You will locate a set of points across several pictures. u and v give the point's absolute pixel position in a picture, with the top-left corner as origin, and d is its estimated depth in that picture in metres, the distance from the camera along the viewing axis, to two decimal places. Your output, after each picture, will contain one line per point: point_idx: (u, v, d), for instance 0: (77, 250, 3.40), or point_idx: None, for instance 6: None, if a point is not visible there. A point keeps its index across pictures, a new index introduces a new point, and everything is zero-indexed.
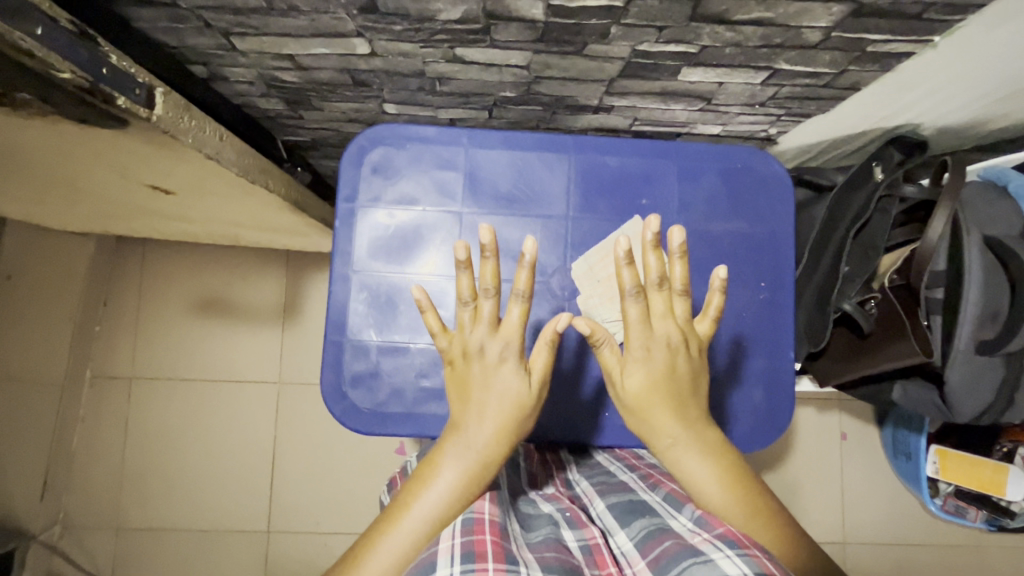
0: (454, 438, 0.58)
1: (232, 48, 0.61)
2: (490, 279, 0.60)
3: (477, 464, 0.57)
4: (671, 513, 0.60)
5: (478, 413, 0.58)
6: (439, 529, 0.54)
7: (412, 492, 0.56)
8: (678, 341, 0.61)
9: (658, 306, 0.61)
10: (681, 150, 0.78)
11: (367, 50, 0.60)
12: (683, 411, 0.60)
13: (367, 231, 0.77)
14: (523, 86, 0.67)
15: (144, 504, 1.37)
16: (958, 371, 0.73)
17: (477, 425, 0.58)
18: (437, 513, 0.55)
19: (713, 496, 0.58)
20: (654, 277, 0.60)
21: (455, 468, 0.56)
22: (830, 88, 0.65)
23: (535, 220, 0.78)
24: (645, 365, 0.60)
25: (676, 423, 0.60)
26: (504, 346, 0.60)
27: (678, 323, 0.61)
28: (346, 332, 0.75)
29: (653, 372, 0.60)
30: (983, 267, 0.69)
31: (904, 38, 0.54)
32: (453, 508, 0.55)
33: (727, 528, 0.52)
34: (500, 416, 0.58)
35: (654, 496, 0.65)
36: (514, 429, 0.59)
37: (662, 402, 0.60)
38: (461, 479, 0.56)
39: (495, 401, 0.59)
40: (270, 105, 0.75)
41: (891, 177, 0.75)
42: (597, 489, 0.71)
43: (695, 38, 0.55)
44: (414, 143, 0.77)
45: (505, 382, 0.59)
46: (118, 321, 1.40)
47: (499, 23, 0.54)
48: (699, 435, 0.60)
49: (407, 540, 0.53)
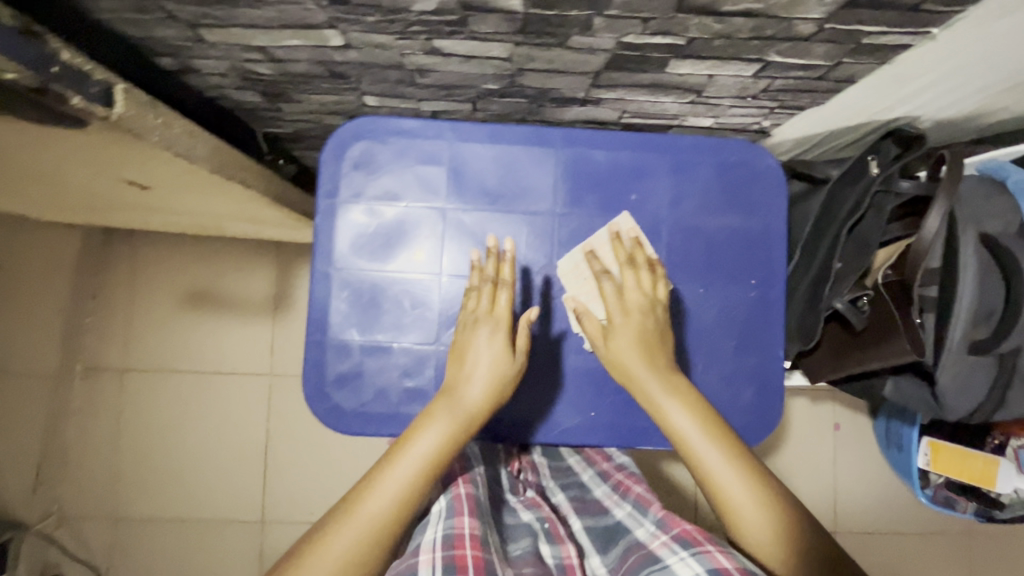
0: (446, 394, 0.62)
1: (199, 40, 0.58)
2: (491, 271, 0.69)
3: (468, 413, 0.60)
4: (637, 521, 0.60)
5: (470, 370, 0.63)
6: (433, 469, 0.57)
7: (407, 438, 0.58)
8: (648, 305, 0.67)
9: (632, 276, 0.69)
10: (672, 143, 0.76)
11: (341, 42, 0.58)
12: (661, 365, 0.63)
13: (348, 226, 0.75)
14: (506, 79, 0.64)
15: (141, 496, 1.38)
16: (953, 369, 0.71)
17: (467, 384, 0.62)
18: (431, 455, 0.57)
19: (692, 437, 0.59)
20: (625, 254, 0.70)
21: (447, 416, 0.59)
22: (823, 81, 0.63)
23: (520, 217, 0.76)
24: (622, 327, 0.65)
25: (650, 370, 0.63)
26: (496, 321, 0.66)
27: (649, 292, 0.68)
28: (328, 331, 0.74)
29: (631, 332, 0.65)
30: (978, 267, 0.68)
31: (901, 30, 0.51)
32: (446, 452, 0.58)
33: (682, 528, 0.54)
34: (489, 376, 0.62)
35: (622, 509, 0.64)
36: (503, 389, 0.63)
37: (638, 355, 0.64)
38: (451, 425, 0.59)
39: (488, 361, 0.63)
40: (247, 97, 0.73)
41: (887, 172, 0.72)
42: (572, 504, 0.69)
43: (682, 30, 0.53)
44: (397, 137, 0.75)
45: (496, 346, 0.64)
46: (108, 314, 1.39)
47: (476, 14, 0.51)
48: (674, 383, 0.62)
49: (404, 479, 0.55)
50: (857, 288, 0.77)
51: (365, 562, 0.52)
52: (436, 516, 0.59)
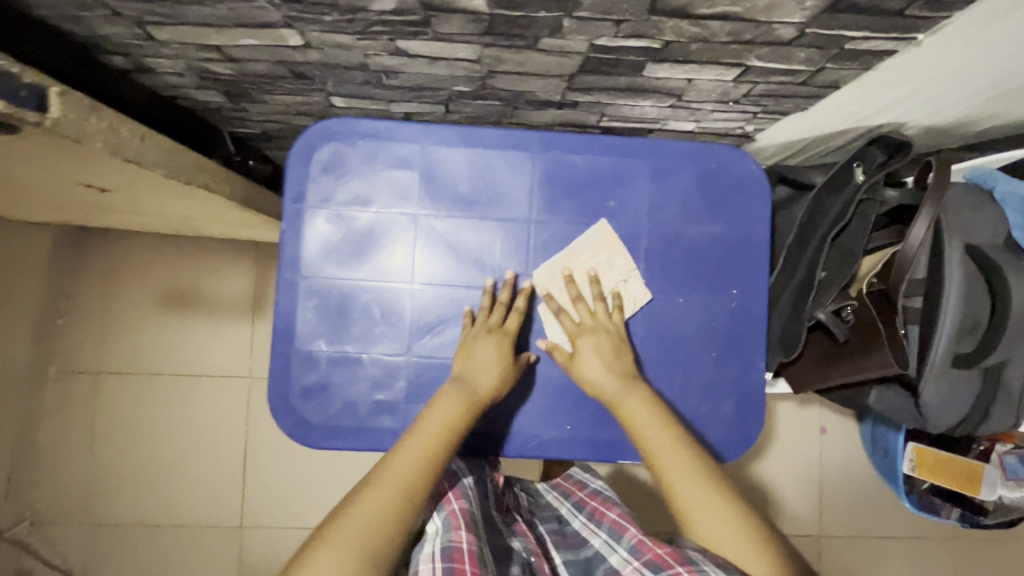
0: (455, 383, 0.66)
1: (149, 38, 0.55)
2: (506, 296, 0.71)
3: (479, 393, 0.65)
4: (612, 548, 0.62)
5: (476, 367, 0.67)
6: (452, 436, 0.61)
7: (422, 415, 0.62)
8: (604, 328, 0.69)
9: (583, 308, 0.70)
10: (653, 148, 0.73)
11: (300, 42, 0.54)
12: (629, 374, 0.66)
13: (315, 231, 0.72)
14: (478, 81, 0.62)
15: (116, 501, 1.35)
16: (936, 381, 0.69)
17: (478, 372, 0.67)
18: (449, 425, 0.61)
19: (654, 439, 0.61)
20: (573, 291, 0.71)
21: (460, 395, 0.64)
22: (806, 86, 0.60)
23: (495, 224, 0.73)
24: (584, 344, 0.68)
25: (617, 378, 0.65)
26: (505, 333, 0.69)
27: (603, 320, 0.70)
28: (294, 342, 0.71)
29: (593, 349, 0.67)
30: (964, 278, 0.66)
31: (885, 36, 0.49)
32: (463, 422, 0.62)
33: (654, 553, 0.56)
34: (495, 369, 0.67)
35: (598, 539, 0.65)
36: (508, 382, 0.68)
37: (598, 362, 0.66)
38: (465, 401, 0.64)
39: (495, 363, 0.67)
40: (208, 97, 0.69)
41: (872, 179, 0.70)
42: (552, 538, 0.69)
43: (657, 33, 0.50)
44: (367, 139, 0.72)
45: (502, 352, 0.68)
46: (81, 315, 1.35)
47: (438, 14, 0.48)
48: (641, 388, 0.65)
49: (426, 446, 0.59)
50: (840, 297, 0.73)
51: (398, 521, 0.53)
52: (432, 532, 0.60)
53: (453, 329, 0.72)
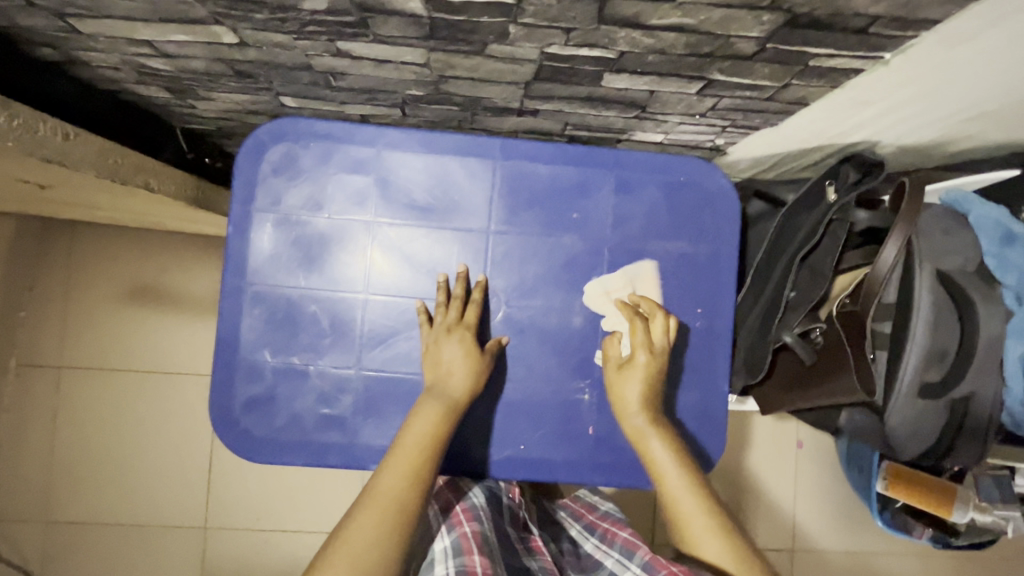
0: (430, 393, 0.63)
1: (74, 30, 0.51)
2: (459, 290, 0.69)
3: (455, 394, 0.63)
4: (624, 565, 0.62)
5: (447, 370, 0.64)
6: (436, 447, 0.59)
7: (406, 425, 0.61)
8: (648, 352, 0.66)
9: (636, 328, 0.68)
10: (619, 159, 0.71)
11: (234, 40, 0.51)
12: (654, 413, 0.65)
13: (264, 235, 0.69)
14: (430, 85, 0.58)
15: (77, 499, 1.31)
16: (900, 411, 0.66)
17: (449, 375, 0.64)
18: (434, 432, 0.60)
19: (672, 484, 0.61)
20: (635, 310, 0.69)
21: (436, 403, 0.62)
22: (774, 102, 0.57)
23: (452, 233, 0.70)
24: (619, 374, 0.67)
25: (642, 413, 0.65)
26: (465, 326, 0.67)
27: (651, 344, 0.67)
28: (238, 351, 0.68)
29: (645, 373, 0.66)
30: (932, 305, 0.63)
31: (850, 54, 0.46)
32: (445, 431, 0.61)
33: (669, 571, 0.54)
34: (463, 361, 0.64)
35: (611, 559, 0.65)
36: (484, 375, 0.65)
37: (637, 385, 0.65)
38: (443, 408, 0.62)
39: (464, 361, 0.64)
40: (152, 92, 0.66)
41: (844, 199, 0.67)
42: (566, 559, 0.70)
43: (609, 43, 0.47)
44: (321, 141, 0.69)
45: (468, 349, 0.65)
46: (46, 309, 1.30)
47: (375, 16, 0.45)
48: (663, 426, 0.65)
49: (409, 460, 0.58)
50: (808, 319, 0.71)
51: (392, 541, 0.53)
52: (442, 554, 0.61)
53: (405, 341, 0.70)
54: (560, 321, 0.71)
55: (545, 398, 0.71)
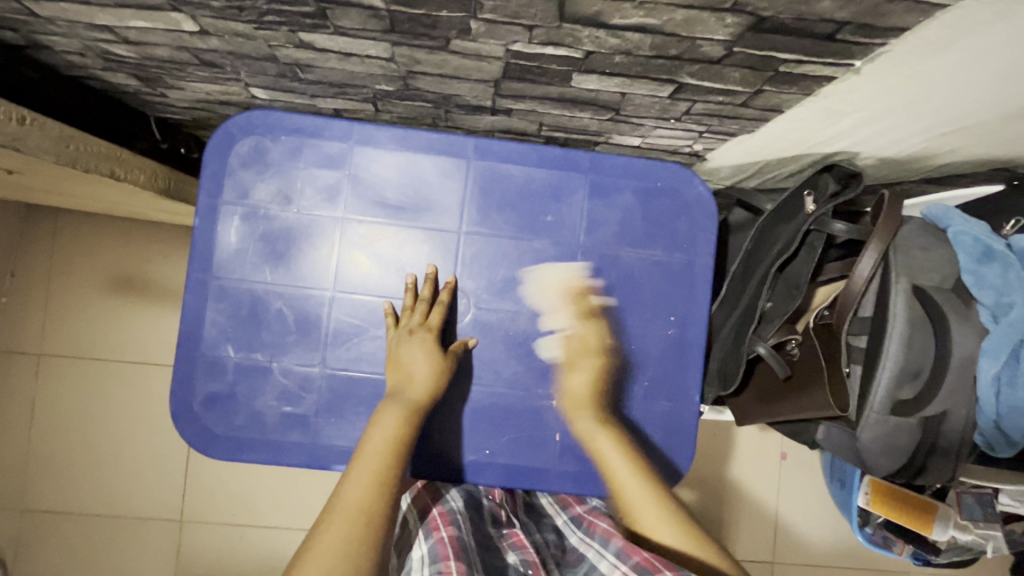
0: (392, 398, 0.63)
1: (31, 13, 0.50)
2: (427, 292, 0.68)
3: (416, 397, 0.63)
4: (601, 556, 0.61)
5: (409, 371, 0.64)
6: (399, 449, 0.59)
7: (368, 432, 0.60)
8: (597, 354, 0.70)
9: (581, 330, 0.70)
10: (595, 162, 0.70)
11: (195, 28, 0.50)
12: (603, 414, 0.70)
13: (231, 229, 0.68)
14: (399, 81, 0.57)
15: (50, 488, 1.27)
16: (872, 428, 0.64)
17: (411, 382, 0.64)
18: (397, 437, 0.59)
19: (621, 476, 0.65)
20: (581, 308, 0.70)
21: (396, 406, 0.62)
22: (748, 108, 0.56)
23: (423, 232, 0.69)
24: (568, 372, 0.70)
25: (591, 414, 0.69)
26: (427, 328, 0.66)
27: (605, 349, 0.70)
28: (201, 345, 0.67)
29: (593, 373, 0.70)
30: (907, 321, 0.62)
31: (819, 61, 0.45)
32: (406, 434, 0.60)
33: (642, 557, 0.56)
34: (427, 365, 0.64)
35: (592, 550, 0.63)
36: (445, 376, 0.65)
37: (586, 386, 0.69)
38: (404, 411, 0.61)
39: (426, 361, 0.64)
40: (120, 80, 0.65)
41: (821, 210, 0.66)
42: (551, 551, 0.67)
43: (574, 42, 0.46)
44: (292, 135, 0.67)
45: (431, 351, 0.65)
46: (24, 297, 1.27)
47: (333, 8, 0.44)
48: (611, 424, 0.69)
49: (374, 466, 0.56)
50: (784, 331, 0.70)
51: (363, 550, 0.51)
52: (420, 563, 0.57)
53: (370, 341, 0.68)
54: (529, 325, 0.70)
55: (512, 402, 0.70)
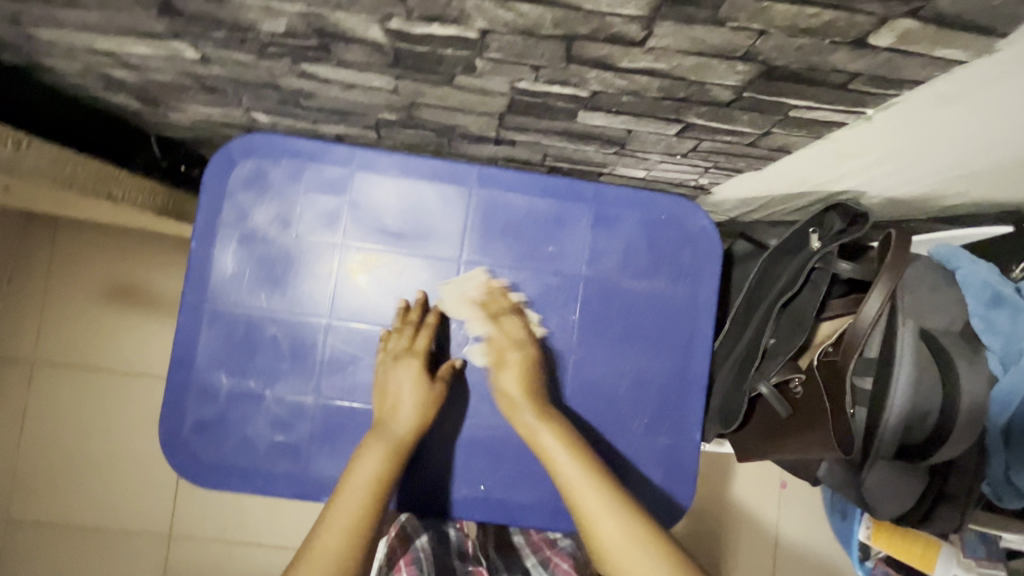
0: (375, 429, 0.61)
1: (31, 37, 0.50)
2: (415, 316, 0.67)
3: (402, 433, 0.61)
4: None
5: (394, 402, 0.63)
6: (380, 492, 0.56)
7: (350, 469, 0.57)
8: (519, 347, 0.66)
9: (506, 323, 0.67)
10: (598, 193, 0.69)
11: (197, 56, 0.49)
12: (541, 401, 0.63)
13: (226, 253, 0.67)
14: (402, 111, 0.56)
15: (35, 499, 1.25)
16: (878, 474, 0.64)
17: (397, 416, 0.62)
18: (382, 475, 0.57)
19: (567, 474, 0.57)
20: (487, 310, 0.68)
21: (379, 444, 0.59)
22: (756, 148, 0.55)
23: (423, 260, 0.69)
24: (501, 364, 0.65)
25: (531, 408, 0.62)
26: (414, 353, 0.65)
27: (519, 340, 0.66)
28: (193, 371, 0.66)
29: (520, 365, 0.65)
30: (914, 364, 0.60)
31: (830, 108, 0.44)
32: (389, 475, 0.57)
33: None
34: (415, 398, 0.62)
35: None
36: (432, 408, 0.63)
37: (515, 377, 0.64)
38: (388, 449, 0.59)
39: (411, 392, 0.63)
40: (121, 100, 0.64)
41: (827, 247, 0.66)
42: None
43: (581, 82, 0.45)
44: (293, 159, 0.67)
45: (418, 377, 0.63)
46: (19, 305, 1.25)
47: (336, 42, 0.43)
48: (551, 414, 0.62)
49: (352, 512, 0.54)
50: (787, 369, 0.69)
51: None
52: None
53: (365, 370, 0.67)
54: None
55: (509, 436, 0.68)
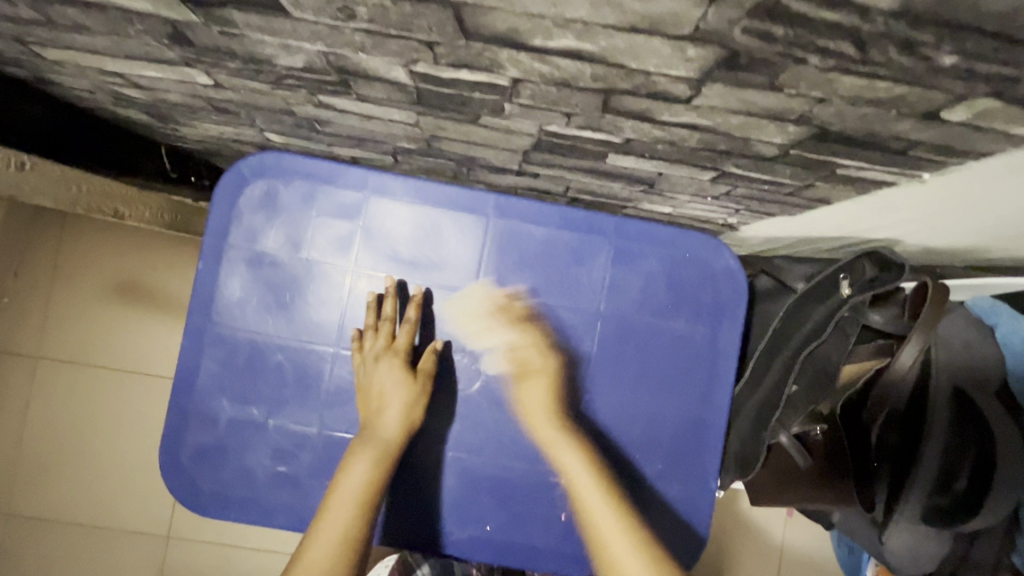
0: (361, 434, 0.60)
1: (37, 55, 0.47)
2: (389, 311, 0.65)
3: (388, 436, 0.60)
4: None
5: (380, 405, 0.61)
6: (371, 499, 0.54)
7: (339, 478, 0.56)
8: (546, 361, 0.66)
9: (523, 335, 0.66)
10: (621, 228, 0.66)
11: (209, 81, 0.47)
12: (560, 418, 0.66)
13: (234, 276, 0.65)
14: (422, 142, 0.54)
15: (35, 493, 1.21)
16: (902, 536, 0.63)
17: (383, 417, 0.61)
18: (370, 481, 0.56)
19: (594, 515, 0.57)
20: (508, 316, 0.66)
21: (367, 449, 0.58)
22: (793, 197, 0.52)
23: (435, 291, 0.66)
24: (520, 387, 0.66)
25: (550, 422, 0.66)
26: (394, 351, 0.63)
27: (547, 362, 0.66)
28: (195, 396, 0.64)
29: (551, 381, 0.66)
30: (949, 427, 0.59)
31: (882, 169, 0.41)
32: (380, 481, 0.56)
33: None
34: (398, 394, 0.61)
35: None
36: (418, 406, 0.62)
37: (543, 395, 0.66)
38: (376, 454, 0.58)
39: (396, 390, 0.62)
40: (130, 114, 0.62)
41: (859, 297, 0.61)
42: None
43: (615, 130, 0.42)
44: (306, 181, 0.64)
45: (401, 375, 0.62)
46: (23, 301, 1.19)
47: (357, 80, 0.41)
48: (571, 431, 0.65)
49: (343, 519, 0.52)
50: (808, 419, 0.65)
51: None
52: None
53: None
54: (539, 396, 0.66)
55: (515, 477, 0.66)
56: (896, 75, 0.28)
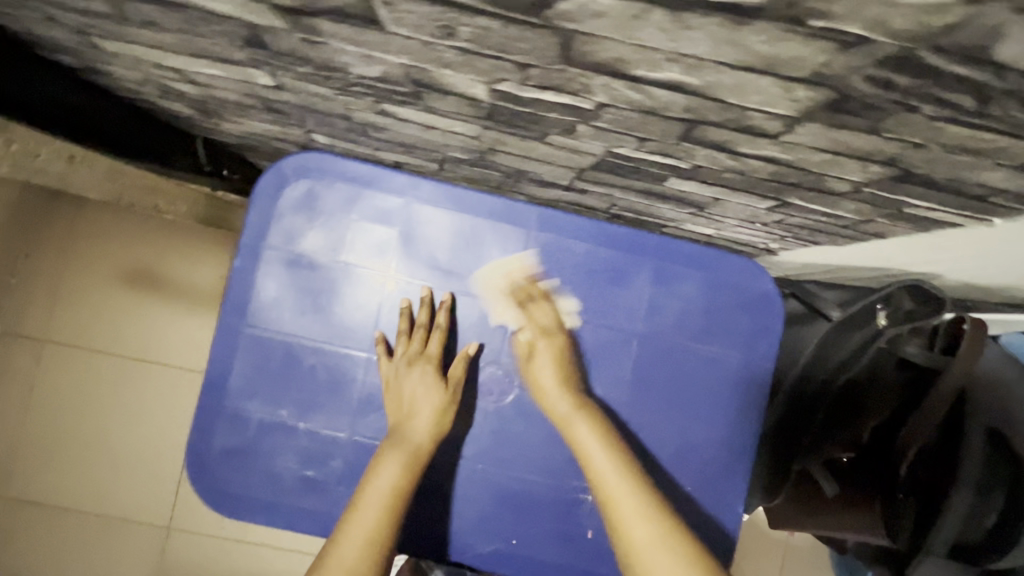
0: (390, 439, 0.59)
1: (95, 47, 0.46)
2: (424, 317, 0.64)
3: (419, 441, 0.59)
4: None
5: (410, 412, 0.61)
6: (398, 502, 0.56)
7: (366, 481, 0.56)
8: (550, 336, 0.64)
9: (533, 313, 0.65)
10: (662, 247, 0.66)
11: (270, 83, 0.46)
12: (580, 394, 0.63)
13: (269, 276, 0.64)
14: (476, 153, 0.53)
15: (30, 477, 1.15)
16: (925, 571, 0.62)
17: (413, 418, 0.60)
18: (398, 486, 0.56)
19: (608, 481, 0.55)
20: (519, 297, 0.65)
21: (397, 453, 0.58)
22: (847, 229, 0.52)
23: (471, 301, 0.66)
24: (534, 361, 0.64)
25: (567, 396, 0.62)
26: (428, 358, 0.63)
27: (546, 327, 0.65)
28: (225, 396, 0.63)
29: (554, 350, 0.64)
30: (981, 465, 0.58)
31: (954, 212, 0.41)
32: (408, 484, 0.57)
33: None
34: (428, 399, 0.61)
35: None
36: (448, 416, 0.62)
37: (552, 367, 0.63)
38: (407, 458, 0.58)
39: (426, 398, 0.61)
40: (174, 107, 0.61)
41: (897, 330, 0.62)
42: None
43: (686, 157, 0.42)
44: (348, 184, 0.64)
45: (434, 384, 0.62)
46: (32, 284, 1.16)
47: (430, 93, 0.40)
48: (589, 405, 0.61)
49: (367, 523, 0.54)
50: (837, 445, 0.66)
51: None
52: None
53: None
54: None
55: (543, 492, 0.66)
56: (1005, 129, 0.28)
